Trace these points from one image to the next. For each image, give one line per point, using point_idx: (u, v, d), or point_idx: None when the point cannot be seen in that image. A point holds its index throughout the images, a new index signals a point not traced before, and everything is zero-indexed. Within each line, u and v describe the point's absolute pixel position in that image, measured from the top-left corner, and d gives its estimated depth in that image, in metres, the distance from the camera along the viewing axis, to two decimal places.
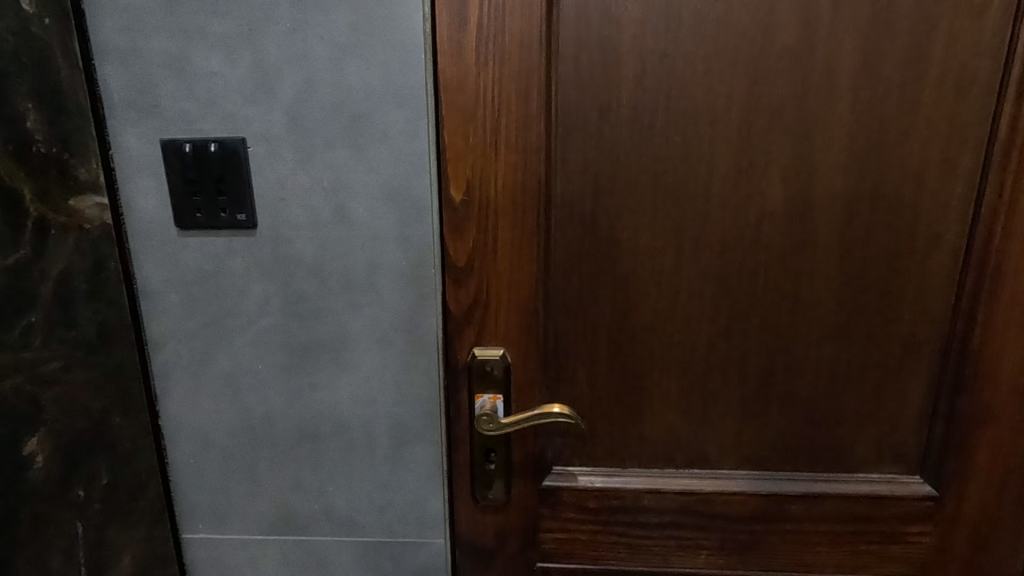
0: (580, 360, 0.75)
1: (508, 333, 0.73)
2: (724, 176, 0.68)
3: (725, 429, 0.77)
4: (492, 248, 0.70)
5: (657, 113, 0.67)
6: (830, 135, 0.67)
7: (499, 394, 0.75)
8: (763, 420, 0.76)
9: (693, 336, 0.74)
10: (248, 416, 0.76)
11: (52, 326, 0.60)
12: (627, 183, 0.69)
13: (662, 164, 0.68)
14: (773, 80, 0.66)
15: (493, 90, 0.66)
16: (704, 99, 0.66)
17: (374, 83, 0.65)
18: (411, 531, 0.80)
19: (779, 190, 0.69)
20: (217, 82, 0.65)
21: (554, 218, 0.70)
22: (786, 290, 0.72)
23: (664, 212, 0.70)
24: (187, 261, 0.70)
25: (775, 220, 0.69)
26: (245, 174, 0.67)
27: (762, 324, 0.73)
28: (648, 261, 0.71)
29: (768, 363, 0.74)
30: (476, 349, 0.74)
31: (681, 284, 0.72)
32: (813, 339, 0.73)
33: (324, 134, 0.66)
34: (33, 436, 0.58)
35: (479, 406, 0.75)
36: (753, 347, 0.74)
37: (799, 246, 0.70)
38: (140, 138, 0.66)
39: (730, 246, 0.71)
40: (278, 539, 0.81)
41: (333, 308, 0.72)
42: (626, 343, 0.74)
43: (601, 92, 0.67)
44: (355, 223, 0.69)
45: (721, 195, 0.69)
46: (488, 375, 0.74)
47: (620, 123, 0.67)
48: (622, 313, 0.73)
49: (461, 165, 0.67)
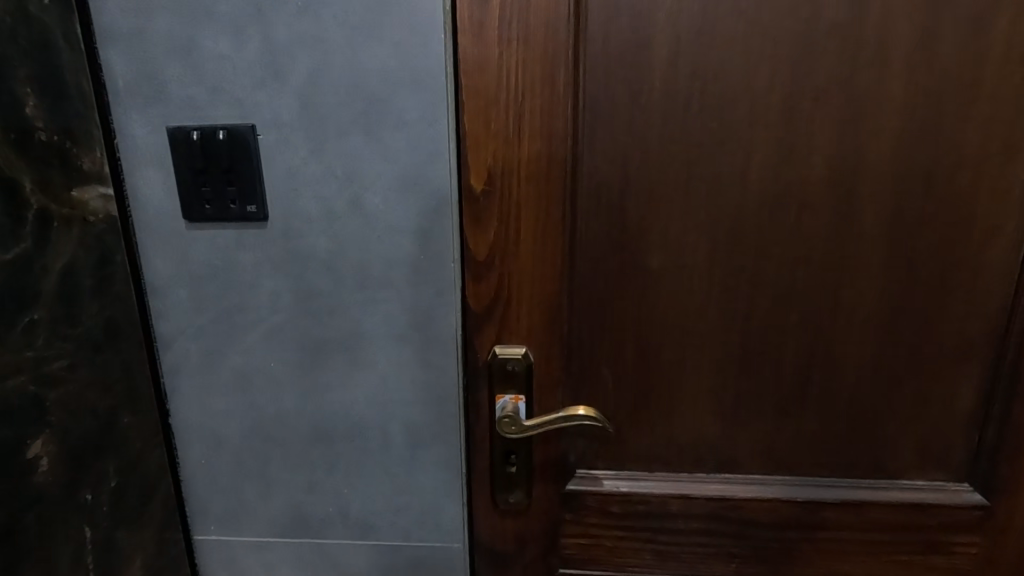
0: (606, 359, 0.71)
1: (531, 330, 0.70)
2: (764, 163, 0.64)
3: (759, 432, 0.72)
4: (513, 241, 0.67)
5: (692, 96, 0.62)
6: (881, 117, 0.62)
7: (521, 395, 0.72)
8: (800, 423, 0.72)
9: (727, 335, 0.69)
10: (260, 416, 0.73)
11: (56, 323, 0.57)
12: (658, 171, 0.64)
13: (697, 151, 0.64)
14: (819, 58, 0.60)
15: (516, 72, 0.62)
16: (743, 80, 0.61)
17: (390, 65, 0.61)
18: (428, 535, 0.77)
19: (823, 177, 0.64)
20: (225, 66, 0.61)
21: (580, 209, 0.66)
22: (828, 285, 0.67)
23: (698, 202, 0.65)
24: (196, 255, 0.67)
25: (818, 211, 0.65)
26: (255, 164, 0.64)
27: (801, 322, 0.68)
28: (679, 255, 0.67)
29: (807, 364, 0.70)
30: (496, 348, 0.70)
31: (715, 280, 0.67)
32: (856, 338, 0.68)
33: (337, 121, 0.63)
34: (38, 439, 0.56)
35: (500, 406, 0.72)
36: (792, 346, 0.69)
37: (843, 238, 0.65)
38: (145, 126, 0.63)
39: (768, 239, 0.66)
40: (291, 542, 0.78)
41: (347, 305, 0.69)
42: (655, 343, 0.70)
43: (631, 73, 0.62)
44: (370, 215, 0.66)
45: (761, 184, 0.64)
46: (509, 375, 0.71)
47: (651, 107, 0.63)
48: (651, 310, 0.69)
49: (482, 153, 0.64)
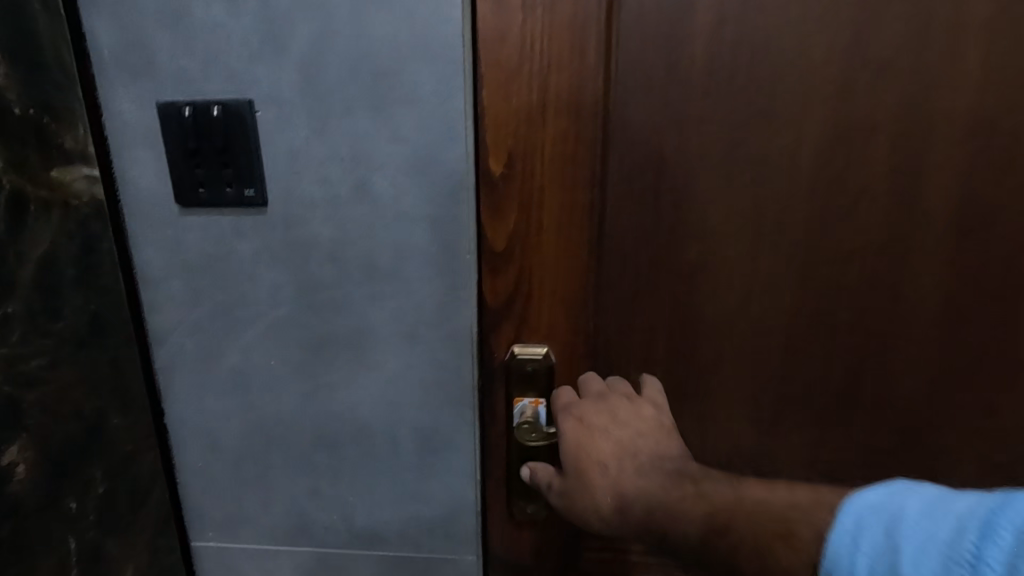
0: (635, 361, 0.65)
1: (553, 328, 0.64)
2: (819, 144, 0.57)
3: (801, 442, 0.66)
4: (535, 230, 0.60)
5: (739, 67, 0.55)
6: (954, 92, 0.54)
7: (541, 398, 0.66)
8: (847, 433, 0.65)
9: (770, 336, 0.63)
10: (259, 417, 0.68)
11: (34, 318, 0.52)
12: (698, 153, 0.58)
13: (743, 129, 0.57)
14: (887, 23, 0.53)
15: (541, 41, 0.55)
16: (798, 49, 0.54)
17: (401, 34, 0.55)
18: (439, 545, 0.72)
19: (884, 161, 0.57)
20: (220, 35, 0.55)
21: (610, 195, 0.59)
22: (886, 281, 0.60)
23: (741, 188, 0.58)
24: (190, 243, 0.61)
25: (876, 198, 0.58)
26: (253, 143, 0.58)
27: (853, 322, 0.62)
28: (718, 247, 0.60)
29: (858, 368, 0.63)
30: (515, 347, 0.64)
31: (759, 275, 0.61)
32: (914, 340, 0.62)
33: (342, 97, 0.57)
34: (13, 446, 0.51)
35: (519, 410, 0.66)
36: (843, 349, 0.62)
37: (905, 229, 0.58)
38: (133, 102, 0.57)
39: (820, 230, 0.59)
40: (293, 551, 0.73)
41: (352, 299, 0.63)
42: (689, 343, 0.64)
43: (670, 40, 0.55)
44: (377, 201, 0.60)
45: (814, 167, 0.57)
46: (529, 376, 0.65)
47: (693, 79, 0.56)
48: (685, 308, 0.62)
49: (502, 132, 0.58)
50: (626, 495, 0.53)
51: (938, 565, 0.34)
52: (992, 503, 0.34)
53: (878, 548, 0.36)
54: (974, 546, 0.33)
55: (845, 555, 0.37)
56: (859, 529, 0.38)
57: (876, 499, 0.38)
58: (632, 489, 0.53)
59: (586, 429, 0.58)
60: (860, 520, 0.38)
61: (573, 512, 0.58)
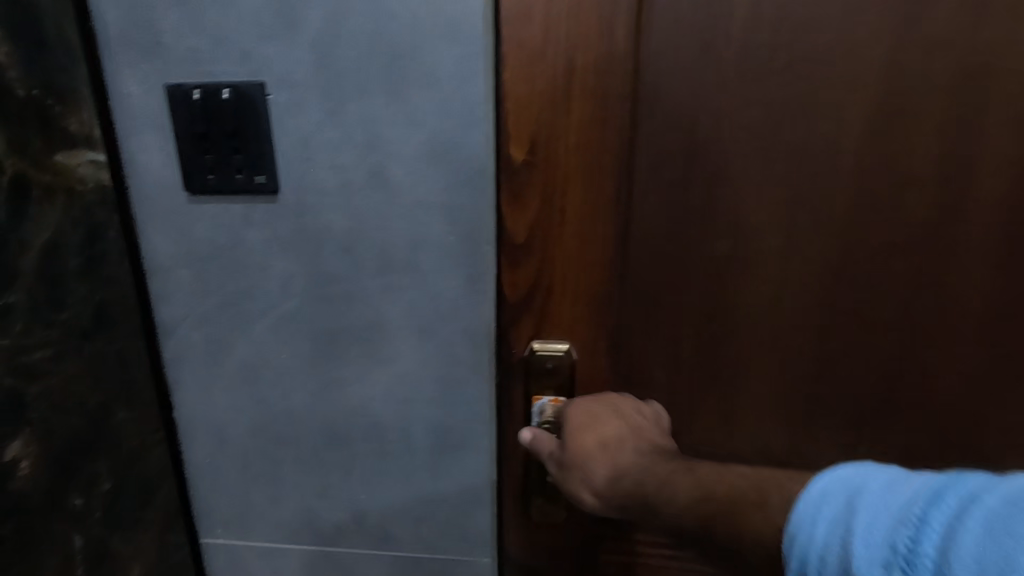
0: (660, 360, 0.62)
1: (574, 324, 0.61)
2: (862, 131, 0.53)
3: (834, 447, 0.63)
4: (557, 221, 0.58)
5: (779, 48, 0.52)
6: (1011, 75, 0.51)
7: (561, 397, 0.63)
8: (883, 438, 0.62)
9: (803, 334, 0.59)
10: (269, 413, 0.66)
11: (36, 308, 0.50)
12: (733, 140, 0.54)
13: (780, 115, 0.53)
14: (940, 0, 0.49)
15: (567, 20, 0.52)
16: (843, 29, 0.51)
17: (419, 11, 0.52)
18: (453, 547, 0.70)
19: (932, 149, 0.53)
20: (230, 13, 0.53)
21: (637, 184, 0.56)
22: (930, 278, 0.56)
23: (777, 177, 0.55)
24: (199, 233, 0.59)
25: (923, 189, 0.54)
26: (264, 128, 0.55)
27: (893, 321, 0.58)
28: (752, 240, 0.57)
29: (898, 370, 0.59)
30: (535, 343, 0.62)
31: (794, 270, 0.58)
32: (959, 341, 0.58)
33: (356, 78, 0.54)
34: (16, 441, 0.49)
35: (538, 409, 0.63)
36: (882, 349, 0.59)
37: (954, 222, 0.55)
38: (140, 84, 0.55)
39: (862, 222, 0.56)
40: (303, 550, 0.71)
41: (366, 292, 0.61)
42: (718, 341, 0.61)
43: (706, 18, 0.52)
44: (393, 189, 0.57)
45: (856, 156, 0.54)
46: (549, 373, 0.63)
47: (729, 60, 0.52)
48: (715, 304, 0.59)
49: (524, 118, 0.55)
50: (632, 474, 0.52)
51: (888, 528, 0.33)
52: (947, 478, 0.34)
53: (835, 515, 0.36)
54: (921, 510, 0.32)
55: (806, 522, 0.37)
56: (823, 498, 0.37)
57: (844, 473, 0.38)
58: (637, 468, 0.52)
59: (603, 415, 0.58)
60: (826, 490, 0.37)
61: (570, 486, 0.56)
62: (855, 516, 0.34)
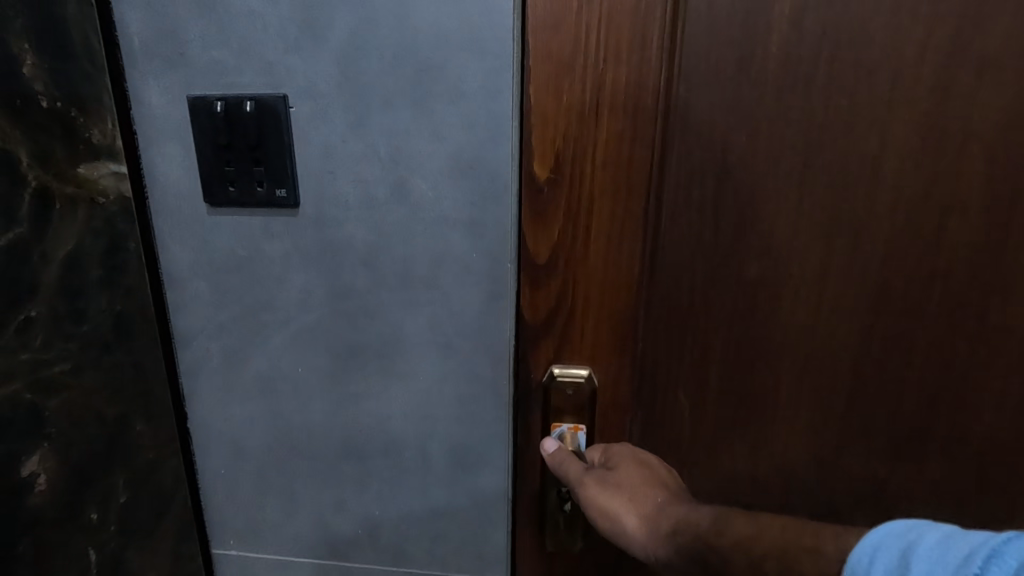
0: (685, 384, 0.60)
1: (596, 348, 0.60)
2: (905, 153, 0.51)
3: (864, 477, 0.61)
4: (582, 241, 0.56)
5: (819, 63, 0.50)
6: None
7: (581, 424, 0.61)
8: (916, 470, 0.60)
9: (835, 361, 0.57)
10: (285, 426, 0.65)
11: (58, 321, 0.51)
12: (769, 160, 0.52)
13: (819, 135, 0.51)
14: (993, 17, 0.47)
15: (599, 32, 0.50)
16: (888, 45, 0.49)
17: (447, 24, 0.51)
18: (467, 565, 0.69)
19: (979, 173, 0.51)
20: (256, 25, 0.52)
21: (666, 204, 0.55)
22: (971, 307, 0.54)
23: (813, 199, 0.53)
24: (217, 244, 0.58)
25: (967, 214, 0.52)
26: (287, 140, 0.54)
27: (931, 350, 0.56)
28: (784, 263, 0.55)
29: (935, 400, 0.57)
30: (555, 368, 0.61)
31: (829, 295, 0.56)
32: (1000, 372, 0.56)
33: (381, 91, 0.53)
34: (34, 456, 0.50)
35: (556, 436, 0.62)
36: (918, 378, 0.57)
37: (998, 250, 0.53)
38: (163, 94, 0.54)
39: (901, 247, 0.53)
40: (316, 563, 0.71)
41: (386, 306, 0.60)
42: (748, 366, 0.59)
43: (743, 33, 0.50)
44: (415, 204, 0.56)
45: (896, 178, 0.52)
46: (569, 399, 0.61)
47: (767, 77, 0.50)
48: (744, 328, 0.57)
49: (550, 133, 0.53)
50: (682, 505, 0.53)
51: None
52: (1006, 535, 0.33)
53: (889, 568, 0.36)
54: (976, 565, 0.32)
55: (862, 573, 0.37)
56: (876, 549, 0.37)
57: (898, 526, 0.37)
58: (689, 503, 0.53)
59: (640, 456, 0.59)
60: (880, 542, 0.37)
61: (602, 502, 0.55)
62: (909, 570, 0.34)
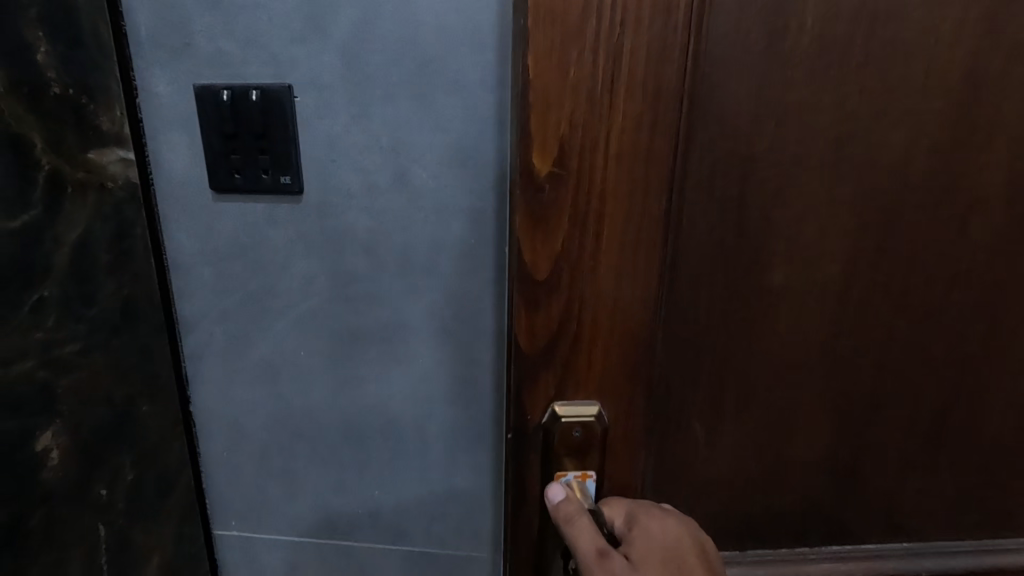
0: (710, 410, 0.53)
1: (609, 386, 0.49)
2: (951, 143, 0.47)
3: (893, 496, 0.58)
4: (590, 255, 0.44)
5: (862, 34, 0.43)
6: None
7: (590, 472, 0.51)
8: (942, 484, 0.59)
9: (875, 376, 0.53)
10: (287, 409, 0.67)
11: (69, 301, 0.52)
12: (795, 147, 0.46)
13: (851, 120, 0.45)
14: None
15: None
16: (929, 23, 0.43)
17: (447, 19, 0.53)
18: (464, 543, 0.72)
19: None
20: (260, 16, 0.54)
21: (695, 203, 0.47)
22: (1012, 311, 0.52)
23: (860, 200, 0.48)
24: (223, 229, 0.60)
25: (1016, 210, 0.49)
26: (291, 129, 0.56)
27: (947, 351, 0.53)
28: (828, 271, 0.50)
29: (944, 400, 0.55)
30: (559, 407, 0.48)
31: (863, 299, 0.51)
32: None
33: (383, 82, 0.55)
34: (47, 430, 0.51)
35: (563, 485, 0.50)
36: (935, 382, 0.54)
37: None
38: (170, 84, 0.56)
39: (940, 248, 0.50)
40: (317, 544, 0.73)
41: (386, 293, 0.62)
42: (769, 378, 0.53)
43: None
44: (417, 192, 0.58)
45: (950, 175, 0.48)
46: (577, 442, 0.49)
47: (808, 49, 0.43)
48: (765, 340, 0.51)
49: (553, 114, 0.40)
50: None
51: None
52: None
53: None
54: None
55: None
56: None
57: None
58: None
59: (651, 508, 0.51)
60: None
61: None
62: None
